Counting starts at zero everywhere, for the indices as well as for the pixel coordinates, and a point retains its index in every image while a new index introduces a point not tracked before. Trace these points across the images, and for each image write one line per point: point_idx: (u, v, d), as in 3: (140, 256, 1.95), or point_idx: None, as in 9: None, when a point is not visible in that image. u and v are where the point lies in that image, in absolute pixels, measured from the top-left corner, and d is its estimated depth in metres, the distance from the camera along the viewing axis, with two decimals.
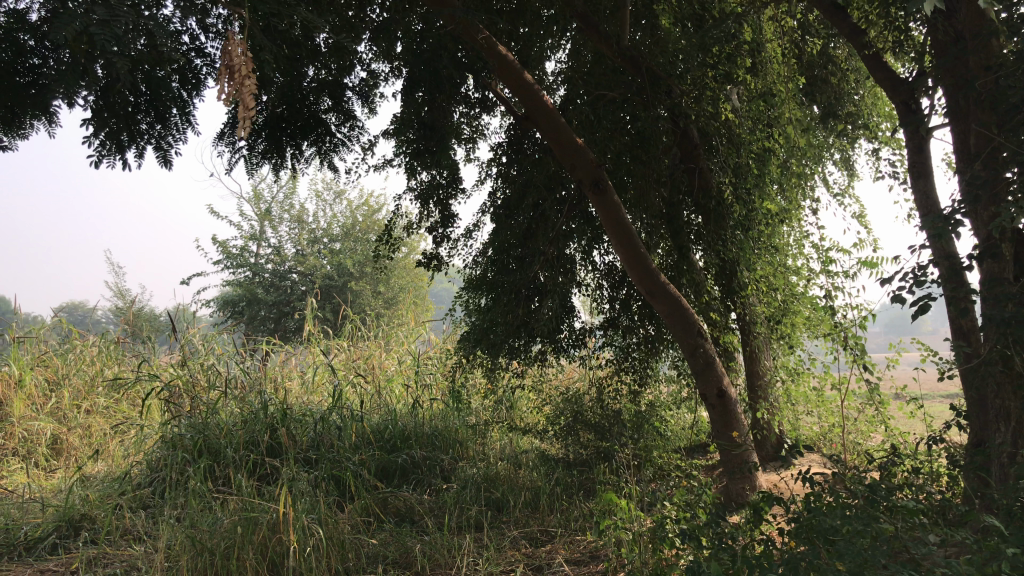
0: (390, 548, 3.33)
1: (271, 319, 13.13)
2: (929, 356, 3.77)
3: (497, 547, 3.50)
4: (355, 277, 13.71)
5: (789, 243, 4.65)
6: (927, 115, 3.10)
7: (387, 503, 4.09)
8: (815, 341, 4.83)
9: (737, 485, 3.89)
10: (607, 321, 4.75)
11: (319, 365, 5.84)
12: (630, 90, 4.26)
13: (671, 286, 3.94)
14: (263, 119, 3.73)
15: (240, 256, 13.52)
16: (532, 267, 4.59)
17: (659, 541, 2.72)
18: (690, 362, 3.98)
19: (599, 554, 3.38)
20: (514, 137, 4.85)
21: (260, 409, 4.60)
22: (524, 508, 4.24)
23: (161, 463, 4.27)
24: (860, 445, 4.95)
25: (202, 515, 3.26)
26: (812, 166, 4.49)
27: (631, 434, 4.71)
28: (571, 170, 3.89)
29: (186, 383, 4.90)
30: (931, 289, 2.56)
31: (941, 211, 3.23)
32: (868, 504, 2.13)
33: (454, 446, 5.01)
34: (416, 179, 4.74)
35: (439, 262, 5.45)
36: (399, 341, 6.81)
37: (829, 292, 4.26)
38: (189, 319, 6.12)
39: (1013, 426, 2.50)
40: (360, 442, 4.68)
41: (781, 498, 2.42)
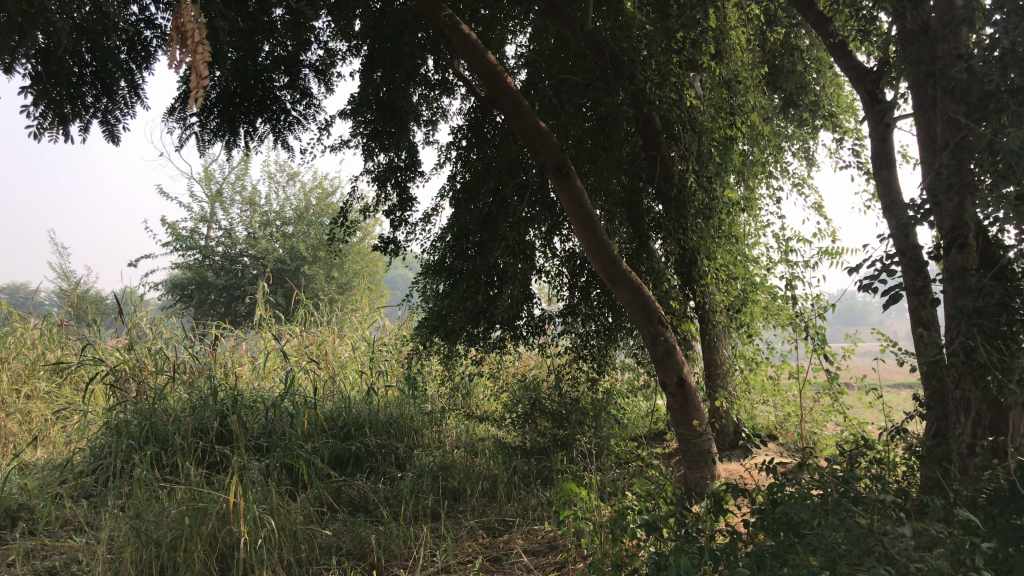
0: (344, 539, 3.25)
1: (221, 303, 12.85)
2: (887, 346, 3.79)
3: (454, 537, 3.44)
4: (308, 261, 13.46)
5: (748, 232, 4.65)
6: (891, 105, 3.10)
7: (341, 492, 3.99)
8: (773, 331, 4.85)
9: (696, 474, 3.91)
10: (566, 309, 4.70)
11: (271, 351, 5.70)
12: (593, 74, 4.19)
13: (633, 274, 3.89)
14: (215, 95, 3.59)
15: (190, 238, 13.21)
16: (492, 253, 4.50)
17: (619, 531, 2.69)
18: (650, 350, 3.95)
19: (558, 544, 3.34)
20: (475, 121, 4.77)
21: (210, 395, 4.47)
22: (481, 497, 4.18)
23: (106, 450, 4.13)
24: (815, 435, 4.98)
25: (148, 505, 3.14)
26: (773, 156, 4.49)
27: (589, 422, 4.67)
28: (534, 155, 3.81)
29: (132, 367, 4.74)
30: (895, 278, 2.55)
31: (903, 203, 3.23)
32: (833, 495, 2.11)
33: (409, 434, 4.93)
34: (373, 161, 4.63)
35: (396, 247, 5.34)
36: (354, 327, 6.69)
37: (789, 281, 4.26)
38: (135, 302, 5.94)
39: (973, 418, 2.50)
40: (313, 430, 4.57)
41: (744, 489, 2.40)
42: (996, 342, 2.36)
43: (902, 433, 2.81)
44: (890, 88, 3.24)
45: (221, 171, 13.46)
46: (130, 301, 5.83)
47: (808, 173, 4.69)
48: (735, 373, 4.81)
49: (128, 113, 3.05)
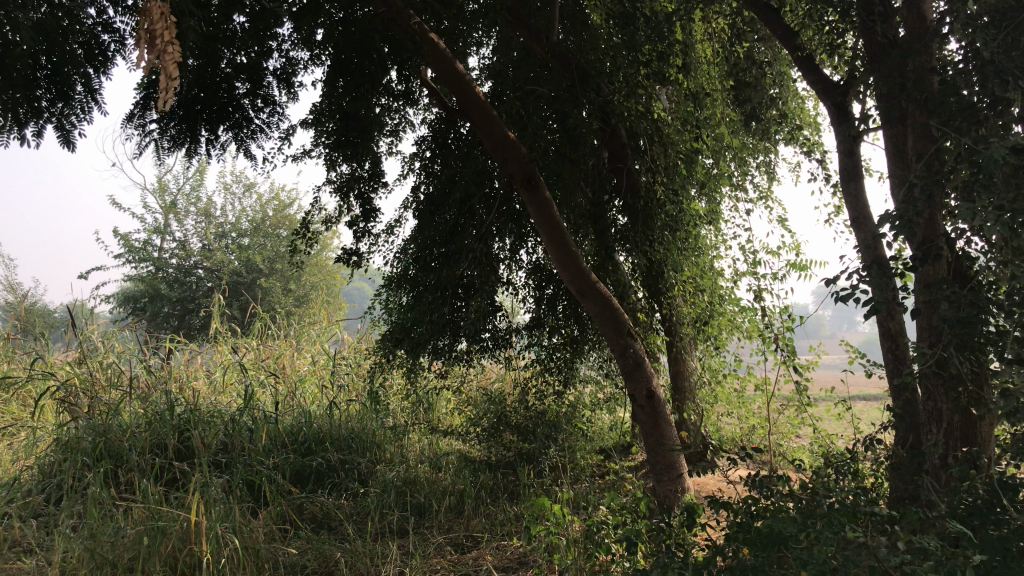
0: (309, 556, 3.16)
1: (175, 316, 12.59)
2: (855, 357, 3.81)
3: (422, 554, 3.36)
4: (265, 274, 13.24)
5: (713, 245, 4.66)
6: (858, 119, 3.12)
7: (303, 508, 3.89)
8: (737, 343, 4.86)
9: (665, 486, 3.89)
10: (532, 321, 4.65)
11: (228, 364, 5.56)
12: (560, 86, 4.17)
13: (602, 285, 3.87)
14: (175, 101, 3.50)
15: (143, 250, 12.93)
16: (458, 265, 4.45)
17: (593, 547, 2.64)
18: (620, 362, 3.92)
19: (528, 560, 3.29)
20: (439, 132, 4.72)
21: (166, 410, 4.34)
22: (447, 513, 4.11)
23: (58, 468, 3.98)
24: (780, 447, 5.00)
25: (103, 524, 3.02)
26: (738, 169, 4.51)
27: (555, 436, 4.63)
28: (503, 166, 3.77)
29: (84, 382, 4.58)
30: (866, 290, 2.55)
31: (870, 215, 3.25)
32: (811, 507, 2.10)
33: (371, 449, 4.84)
34: (336, 171, 4.55)
35: (358, 259, 5.26)
36: (312, 340, 6.57)
37: (756, 293, 4.28)
38: (87, 315, 5.76)
39: (945, 428, 2.52)
40: (273, 445, 4.46)
41: (719, 503, 2.38)
42: (967, 353, 2.37)
43: (874, 444, 2.81)
44: (857, 102, 3.26)
45: (175, 181, 13.21)
46: (81, 314, 5.66)
47: (772, 186, 4.72)
48: (701, 385, 4.81)
49: (86, 119, 2.94)
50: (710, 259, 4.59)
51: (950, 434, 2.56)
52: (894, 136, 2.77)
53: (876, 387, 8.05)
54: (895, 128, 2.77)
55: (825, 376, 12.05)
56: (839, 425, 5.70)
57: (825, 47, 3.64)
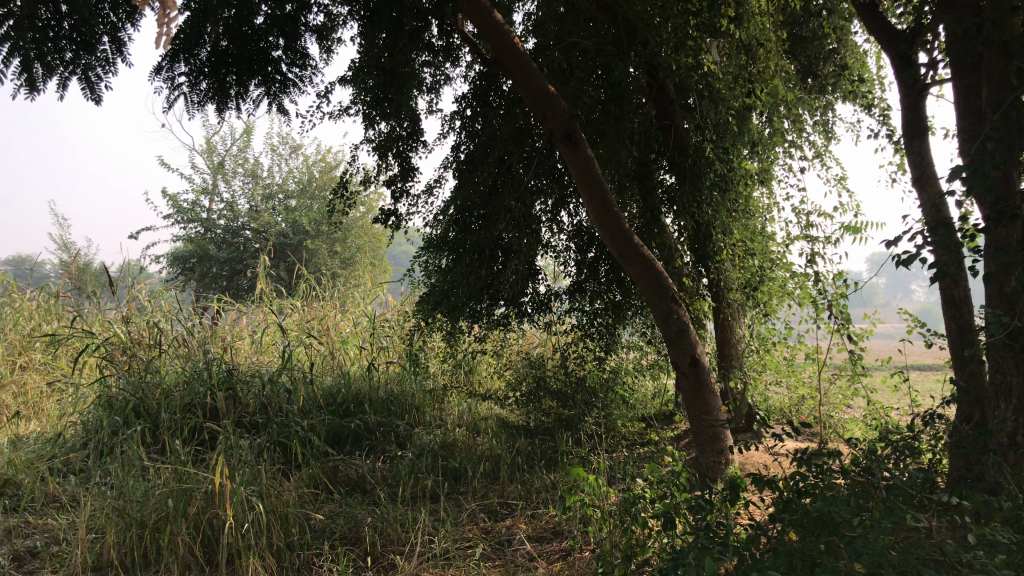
0: (339, 522, 3.09)
1: (223, 276, 12.74)
2: (915, 327, 3.59)
3: (455, 521, 3.27)
4: (311, 235, 13.25)
5: (765, 208, 4.45)
6: (925, 69, 2.88)
7: (337, 471, 3.83)
8: (789, 310, 4.67)
9: (708, 457, 3.76)
10: (574, 285, 4.50)
11: (270, 324, 5.51)
12: (605, 39, 3.97)
13: (645, 248, 3.69)
14: (206, 53, 3.29)
15: (191, 211, 13.03)
16: (496, 226, 4.28)
17: (630, 520, 2.52)
18: (663, 329, 3.76)
19: (563, 530, 3.19)
20: (479, 89, 4.54)
21: (204, 369, 4.31)
22: (483, 479, 4.02)
23: (97, 425, 3.98)
24: (832, 419, 4.81)
25: (132, 484, 2.98)
26: (793, 128, 4.29)
27: (597, 403, 4.51)
28: (542, 122, 3.58)
29: (124, 339, 4.57)
30: (930, 254, 2.35)
31: (934, 174, 3.02)
32: (866, 488, 1.95)
33: (410, 412, 4.78)
34: (374, 130, 4.41)
35: (397, 220, 5.14)
36: (356, 302, 6.51)
37: (809, 257, 4.07)
38: (133, 274, 5.75)
39: (1015, 402, 2.36)
40: (310, 406, 4.41)
41: (765, 477, 2.23)
42: None
43: (934, 420, 2.64)
44: (925, 52, 3.02)
45: (223, 142, 13.26)
46: (128, 273, 5.65)
47: (828, 145, 4.47)
48: (749, 353, 4.64)
49: (111, 72, 2.85)
50: (760, 222, 4.39)
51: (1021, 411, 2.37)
52: (965, 88, 2.55)
53: (940, 358, 7.77)
54: (967, 80, 2.54)
55: (884, 345, 11.65)
56: (896, 397, 5.47)
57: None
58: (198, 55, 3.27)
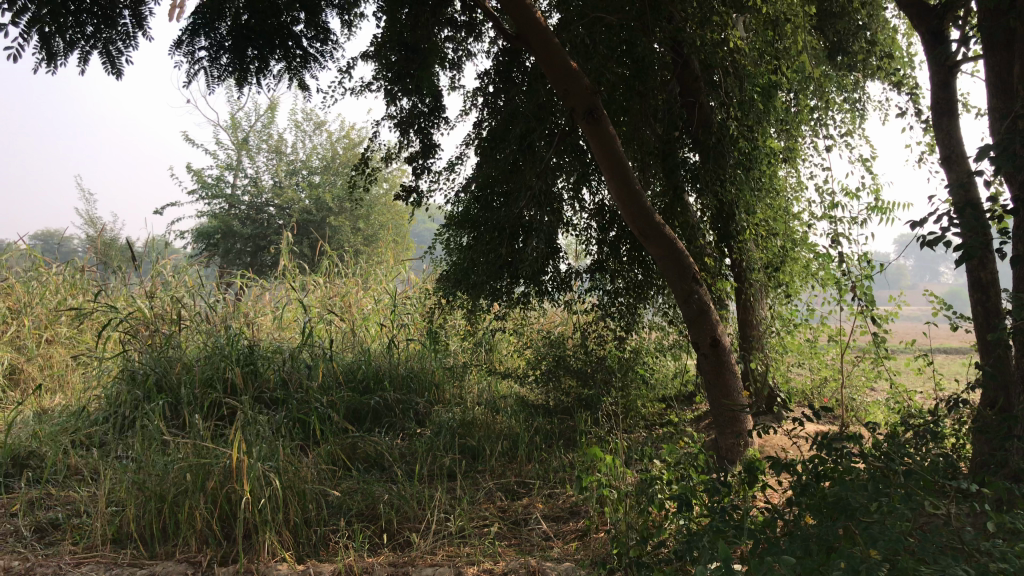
0: (356, 499, 3.10)
1: (247, 252, 12.80)
2: (942, 310, 3.51)
3: (471, 500, 3.28)
4: (334, 212, 13.27)
5: (789, 187, 4.39)
6: (956, 45, 2.80)
7: (356, 448, 3.83)
8: (813, 291, 4.61)
9: (727, 439, 3.72)
10: (594, 264, 4.46)
11: (292, 301, 5.52)
12: (629, 14, 3.90)
13: (667, 227, 3.65)
14: (226, 27, 3.26)
15: (216, 187, 13.09)
16: (517, 203, 4.25)
17: (647, 502, 2.51)
18: (683, 308, 3.72)
19: (580, 510, 3.18)
20: (502, 65, 4.50)
21: (225, 344, 4.33)
22: (501, 458, 4.02)
23: (119, 398, 4.02)
24: (855, 401, 4.75)
25: (152, 458, 3.01)
26: (819, 106, 4.20)
27: (616, 382, 4.49)
28: (563, 98, 3.54)
29: (147, 315, 4.60)
30: (958, 235, 2.30)
31: (964, 153, 2.94)
32: (887, 475, 1.91)
33: (430, 389, 4.78)
34: (396, 106, 4.38)
35: (418, 197, 5.13)
36: (378, 279, 6.51)
37: (833, 238, 4.01)
38: (157, 250, 5.71)
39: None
40: (330, 382, 4.43)
41: (784, 463, 2.20)
42: None
43: (958, 405, 2.59)
44: (958, 27, 2.93)
45: (247, 118, 13.29)
46: (152, 248, 5.65)
47: (855, 123, 4.38)
48: (771, 335, 4.59)
49: (132, 47, 2.82)
50: (785, 201, 4.32)
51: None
52: (999, 65, 2.48)
53: (968, 341, 7.64)
54: (1000, 56, 2.47)
55: (911, 327, 11.49)
56: (921, 381, 5.39)
57: None
58: (218, 29, 3.24)
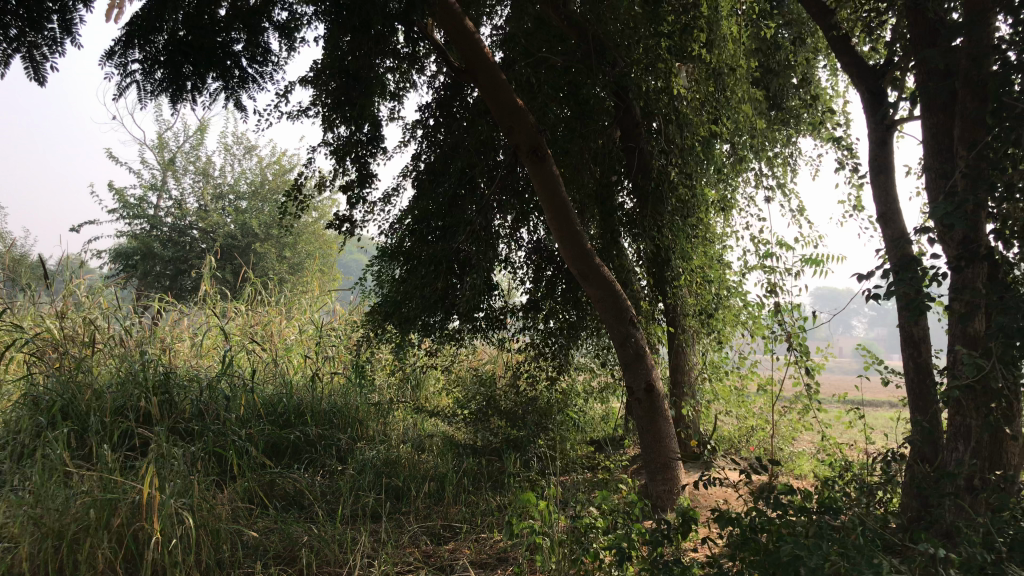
0: (273, 539, 2.95)
1: (166, 276, 12.36)
2: (873, 364, 3.56)
3: (395, 543, 3.15)
4: (260, 239, 12.98)
5: (724, 236, 4.43)
6: (893, 106, 2.87)
7: (274, 485, 3.66)
8: (743, 339, 4.65)
9: (658, 486, 3.67)
10: (529, 303, 4.43)
11: (212, 328, 5.29)
12: (574, 56, 3.90)
13: (605, 269, 3.63)
14: (162, 40, 3.12)
15: (138, 206, 12.67)
16: (455, 238, 4.17)
17: (580, 551, 2.42)
18: (619, 352, 3.69)
19: (508, 557, 3.08)
20: (444, 99, 4.46)
21: (139, 370, 4.11)
22: (426, 499, 3.89)
23: (20, 425, 3.76)
24: (781, 451, 4.79)
25: (53, 491, 2.80)
26: (755, 158, 4.27)
27: (546, 424, 4.42)
28: (508, 134, 3.49)
29: (56, 336, 4.34)
30: (894, 288, 2.33)
31: (898, 212, 2.98)
32: (829, 533, 1.88)
33: (353, 425, 4.63)
34: (333, 132, 4.27)
35: (351, 227, 5.00)
36: (302, 309, 6.34)
37: (768, 288, 4.05)
38: (71, 269, 5.34)
39: (973, 446, 2.33)
40: (249, 415, 4.24)
41: (725, 517, 2.15)
42: (1013, 367, 2.11)
43: (891, 461, 2.60)
44: (894, 87, 3.01)
45: (175, 139, 12.95)
46: (65, 267, 5.34)
47: (789, 176, 4.46)
48: (702, 381, 4.60)
49: (59, 52, 2.66)
50: (718, 250, 4.37)
51: (978, 454, 2.34)
52: (937, 127, 2.54)
53: (895, 395, 7.83)
54: (937, 118, 2.53)
55: (837, 379, 11.73)
56: (842, 432, 5.48)
57: (863, 27, 3.37)
58: (154, 41, 3.10)
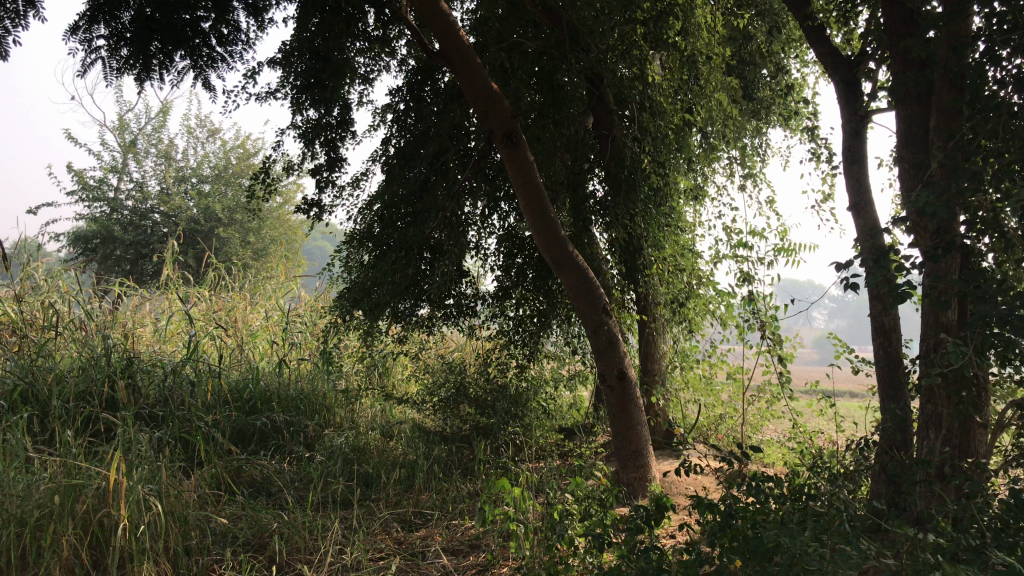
0: (243, 527, 2.90)
1: (127, 260, 12.12)
2: (843, 353, 3.59)
3: (366, 530, 3.12)
4: (223, 223, 12.79)
5: (695, 225, 4.45)
6: (866, 97, 2.89)
7: (241, 471, 3.60)
8: (713, 328, 4.68)
9: (629, 473, 3.69)
10: (499, 290, 4.40)
11: (176, 313, 5.19)
12: (548, 43, 3.88)
13: (578, 256, 3.62)
14: (129, 16, 3.03)
15: (98, 189, 12.40)
16: (426, 224, 4.13)
17: (554, 539, 2.41)
18: (592, 339, 3.68)
19: (480, 544, 3.06)
20: (415, 83, 4.41)
21: (101, 355, 4.02)
22: (396, 486, 3.86)
23: None
24: (748, 439, 4.83)
25: (14, 477, 2.73)
26: (727, 148, 4.29)
27: (516, 411, 4.41)
28: (482, 119, 3.46)
29: (15, 320, 4.22)
30: (866, 277, 2.35)
31: (870, 202, 3.01)
32: (807, 521, 1.89)
33: (321, 412, 4.58)
34: (302, 115, 4.20)
35: (319, 211, 4.93)
36: (267, 295, 6.25)
37: (740, 277, 4.07)
38: (30, 251, 5.21)
39: (944, 434, 2.37)
40: (215, 401, 4.16)
41: (701, 504, 2.15)
42: (984, 357, 2.14)
43: (861, 449, 2.62)
44: (867, 78, 3.03)
45: (136, 120, 12.70)
46: (24, 249, 5.19)
47: (761, 166, 4.48)
48: (672, 370, 4.62)
49: (23, 26, 2.58)
50: (690, 239, 4.38)
51: (948, 442, 2.38)
52: (911, 119, 2.56)
53: (862, 386, 7.95)
54: (912, 109, 2.56)
55: (803, 370, 11.89)
56: (807, 421, 5.54)
57: (838, 17, 3.39)
58: (121, 17, 3.01)
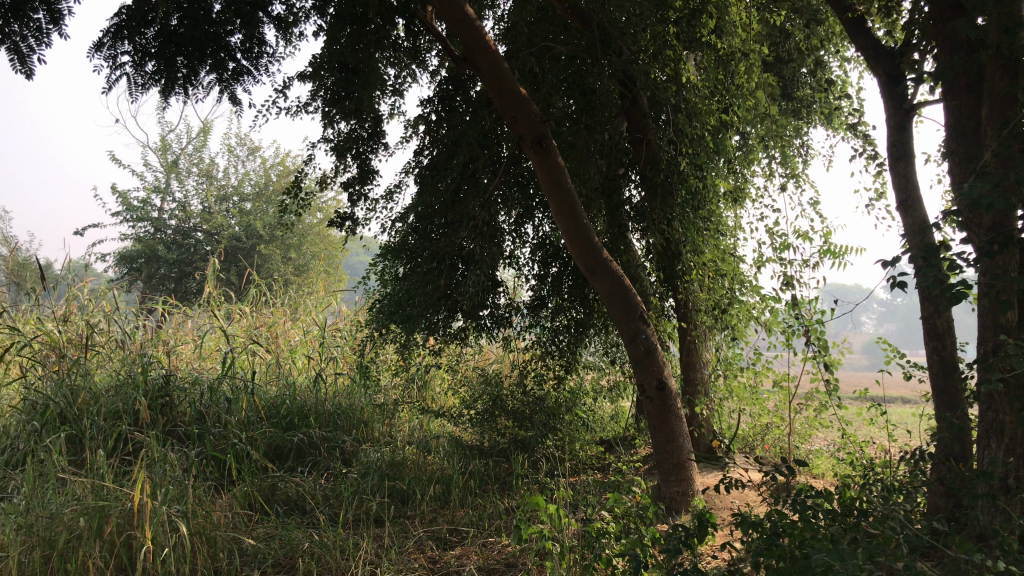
0: (273, 546, 2.84)
1: (171, 278, 12.26)
2: (895, 358, 3.43)
3: (399, 548, 3.05)
4: (265, 240, 12.89)
5: (735, 229, 4.31)
6: (913, 90, 2.75)
7: (275, 489, 3.55)
8: (757, 335, 4.51)
9: (672, 487, 3.56)
10: (534, 300, 4.30)
11: (215, 330, 5.19)
12: (578, 46, 3.78)
13: (613, 263, 3.51)
14: (153, 31, 2.99)
15: (142, 209, 12.60)
16: (458, 235, 4.05)
17: (593, 559, 2.30)
18: (629, 349, 3.56)
19: (516, 563, 2.96)
20: (445, 92, 4.35)
21: (138, 374, 4.01)
22: (432, 502, 3.77)
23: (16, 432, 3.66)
24: (796, 449, 4.65)
25: (42, 498, 2.70)
26: (767, 149, 4.14)
27: (554, 423, 4.30)
28: (511, 124, 3.38)
29: (55, 340, 4.24)
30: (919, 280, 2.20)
31: (920, 199, 2.86)
32: (859, 539, 1.76)
33: (358, 427, 4.52)
34: (332, 128, 4.15)
35: (353, 224, 4.88)
36: (307, 310, 6.23)
37: (783, 282, 3.92)
38: (74, 271, 5.25)
39: (1007, 443, 2.21)
40: (251, 417, 4.12)
41: (746, 521, 2.02)
42: None
43: (919, 462, 2.45)
44: (914, 70, 2.88)
45: (178, 141, 12.88)
46: (69, 271, 5.24)
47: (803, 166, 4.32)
48: (716, 379, 4.46)
49: (45, 44, 2.54)
50: (730, 243, 4.24)
51: (1012, 452, 2.22)
52: (962, 111, 2.41)
53: (916, 391, 7.71)
54: (961, 100, 2.42)
55: (852, 376, 11.61)
56: (860, 430, 5.33)
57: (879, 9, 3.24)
58: (146, 33, 2.97)
